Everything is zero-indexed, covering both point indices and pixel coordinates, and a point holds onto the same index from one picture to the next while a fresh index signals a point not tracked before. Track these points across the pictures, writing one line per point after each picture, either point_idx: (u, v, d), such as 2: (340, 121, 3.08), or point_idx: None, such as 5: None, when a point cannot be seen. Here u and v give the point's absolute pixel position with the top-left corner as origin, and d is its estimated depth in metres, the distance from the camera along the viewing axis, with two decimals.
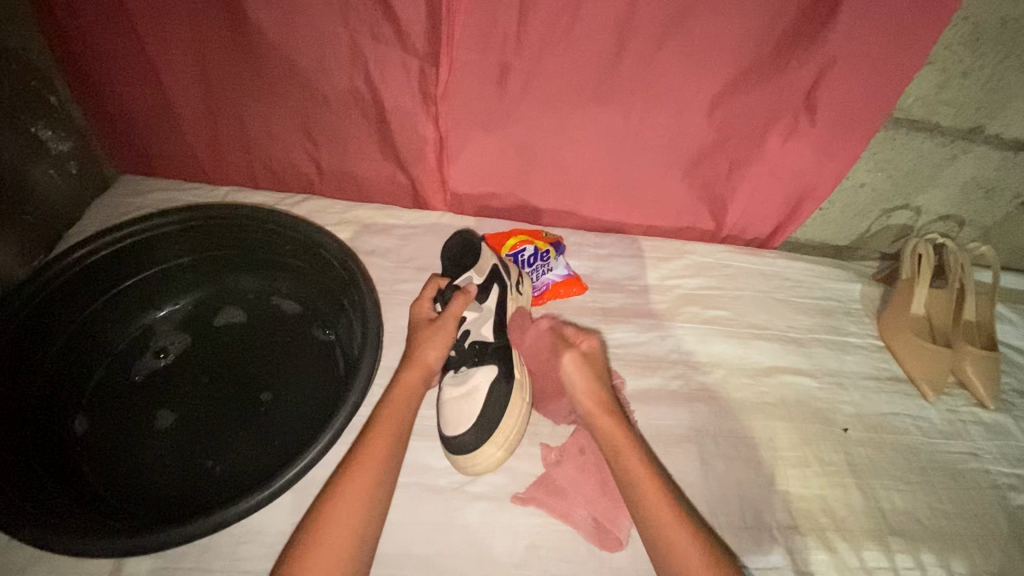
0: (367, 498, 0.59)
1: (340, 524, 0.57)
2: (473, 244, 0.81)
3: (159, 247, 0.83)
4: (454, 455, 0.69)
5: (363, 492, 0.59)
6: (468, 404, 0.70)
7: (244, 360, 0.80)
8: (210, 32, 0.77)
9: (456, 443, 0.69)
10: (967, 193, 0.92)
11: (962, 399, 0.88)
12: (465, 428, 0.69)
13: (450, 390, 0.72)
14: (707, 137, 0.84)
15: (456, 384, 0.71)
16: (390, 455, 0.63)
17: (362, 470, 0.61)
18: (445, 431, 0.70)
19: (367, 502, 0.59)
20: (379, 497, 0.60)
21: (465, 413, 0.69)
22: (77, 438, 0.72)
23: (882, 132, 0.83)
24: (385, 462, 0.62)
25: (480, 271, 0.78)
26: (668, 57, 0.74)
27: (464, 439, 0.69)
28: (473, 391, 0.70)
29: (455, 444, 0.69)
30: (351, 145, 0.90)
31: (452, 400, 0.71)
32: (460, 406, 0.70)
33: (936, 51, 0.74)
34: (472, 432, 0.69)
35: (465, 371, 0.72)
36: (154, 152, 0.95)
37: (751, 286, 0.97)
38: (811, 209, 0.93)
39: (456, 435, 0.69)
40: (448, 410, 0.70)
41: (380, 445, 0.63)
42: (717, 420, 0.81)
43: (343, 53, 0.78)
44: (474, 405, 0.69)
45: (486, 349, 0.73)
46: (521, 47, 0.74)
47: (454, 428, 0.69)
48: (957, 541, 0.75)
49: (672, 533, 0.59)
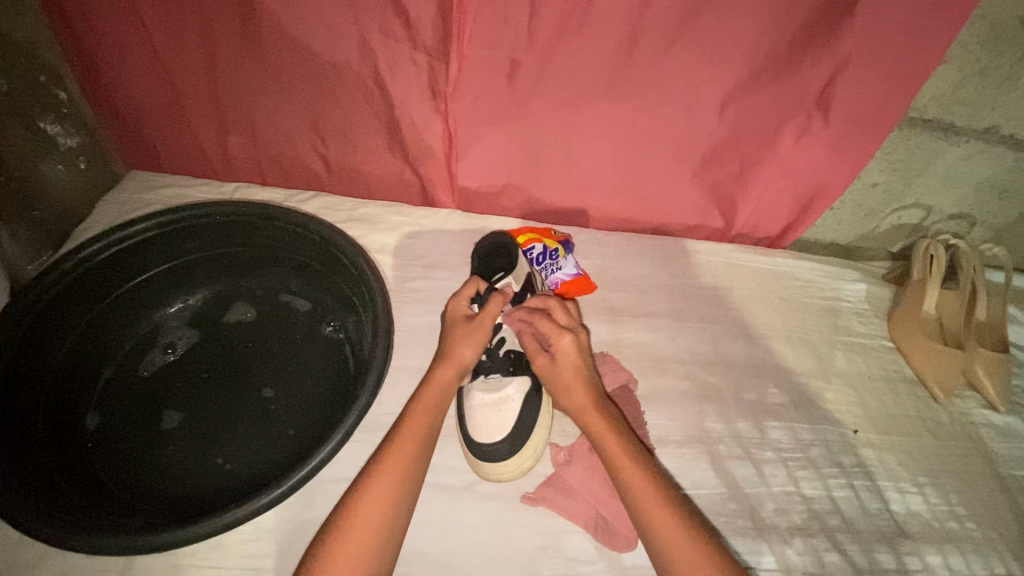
0: (389, 503, 0.58)
1: (362, 529, 0.56)
2: (505, 244, 0.80)
3: (168, 243, 0.83)
4: (480, 464, 0.69)
5: (385, 497, 0.59)
6: (502, 412, 0.69)
7: (251, 357, 0.80)
8: (221, 27, 0.77)
9: (488, 451, 0.68)
10: (980, 193, 0.91)
11: (973, 401, 0.88)
12: (500, 436, 0.69)
13: (479, 397, 0.71)
14: (720, 134, 0.83)
15: (486, 391, 0.71)
16: (415, 460, 0.62)
17: (385, 474, 0.60)
18: (474, 437, 0.69)
19: (394, 496, 0.59)
20: (402, 503, 0.60)
21: (500, 421, 0.69)
22: (88, 436, 0.72)
23: (897, 131, 0.83)
24: (410, 468, 0.61)
25: (517, 279, 0.77)
26: (680, 53, 0.74)
27: (496, 448, 0.68)
28: (507, 400, 0.70)
29: (488, 452, 0.68)
30: (359, 141, 0.89)
31: (482, 409, 0.70)
32: (494, 415, 0.69)
33: (953, 50, 0.73)
34: (504, 441, 0.68)
35: (498, 379, 0.72)
36: (161, 148, 0.95)
37: (761, 286, 0.96)
38: (823, 208, 0.93)
39: (490, 443, 0.68)
40: (479, 417, 0.69)
41: (406, 449, 0.62)
42: (724, 420, 0.80)
43: (353, 49, 0.77)
44: (509, 414, 0.69)
45: (522, 362, 0.74)
46: (532, 43, 0.74)
47: (486, 436, 0.69)
48: (967, 545, 0.75)
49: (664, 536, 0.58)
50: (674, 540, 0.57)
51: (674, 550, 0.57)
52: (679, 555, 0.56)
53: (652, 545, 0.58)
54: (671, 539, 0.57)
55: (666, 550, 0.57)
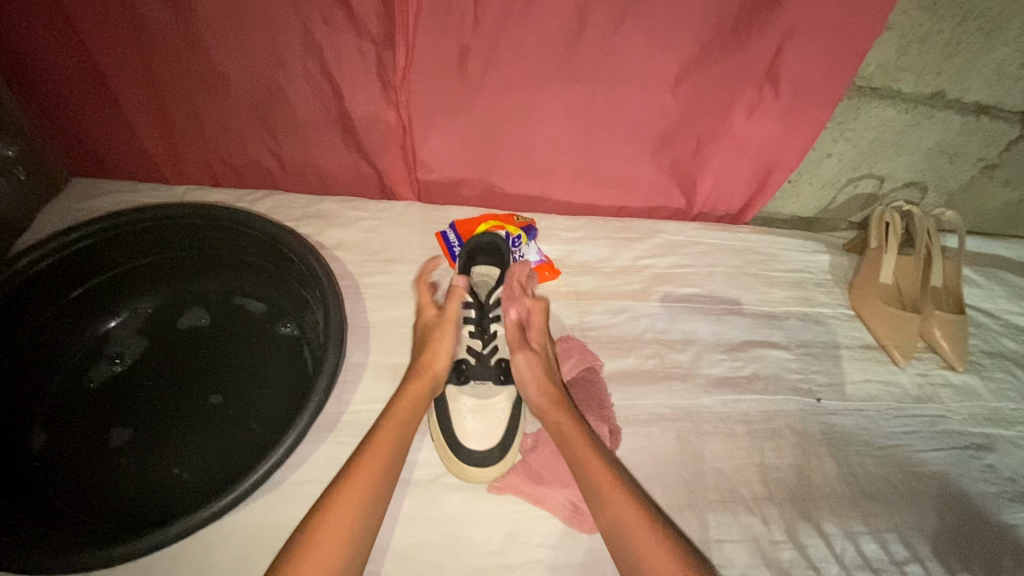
0: (359, 515, 0.57)
1: (328, 544, 0.54)
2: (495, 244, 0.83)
3: (111, 249, 0.80)
4: (468, 467, 0.68)
5: (355, 510, 0.57)
6: (490, 419, 0.71)
7: (202, 361, 0.78)
8: (154, 23, 0.74)
9: (478, 457, 0.69)
10: (932, 159, 0.93)
11: (931, 362, 0.90)
12: (490, 444, 0.69)
13: (468, 402, 0.72)
14: (675, 111, 0.83)
15: (476, 397, 0.72)
16: (387, 470, 0.61)
17: (354, 485, 0.58)
18: (465, 442, 0.69)
19: (375, 486, 0.59)
20: (371, 515, 0.58)
21: (493, 428, 0.70)
22: (35, 454, 0.70)
23: (847, 100, 0.83)
24: (380, 478, 0.60)
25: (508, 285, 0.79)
26: (629, 31, 0.73)
27: (486, 453, 0.69)
28: (496, 408, 0.72)
29: (477, 458, 0.69)
30: (311, 136, 0.87)
31: (470, 415, 0.71)
32: (483, 422, 0.71)
33: (895, 16, 0.74)
34: (497, 448, 0.69)
35: (487, 386, 0.73)
36: (106, 152, 0.91)
37: (723, 262, 0.97)
38: (780, 181, 0.93)
39: (480, 449, 0.69)
40: (468, 423, 0.70)
41: (378, 459, 0.61)
42: (690, 397, 0.81)
43: (295, 40, 0.75)
44: (498, 421, 0.71)
45: (512, 371, 0.75)
46: (478, 27, 0.72)
47: (479, 442, 0.69)
48: (928, 501, 0.76)
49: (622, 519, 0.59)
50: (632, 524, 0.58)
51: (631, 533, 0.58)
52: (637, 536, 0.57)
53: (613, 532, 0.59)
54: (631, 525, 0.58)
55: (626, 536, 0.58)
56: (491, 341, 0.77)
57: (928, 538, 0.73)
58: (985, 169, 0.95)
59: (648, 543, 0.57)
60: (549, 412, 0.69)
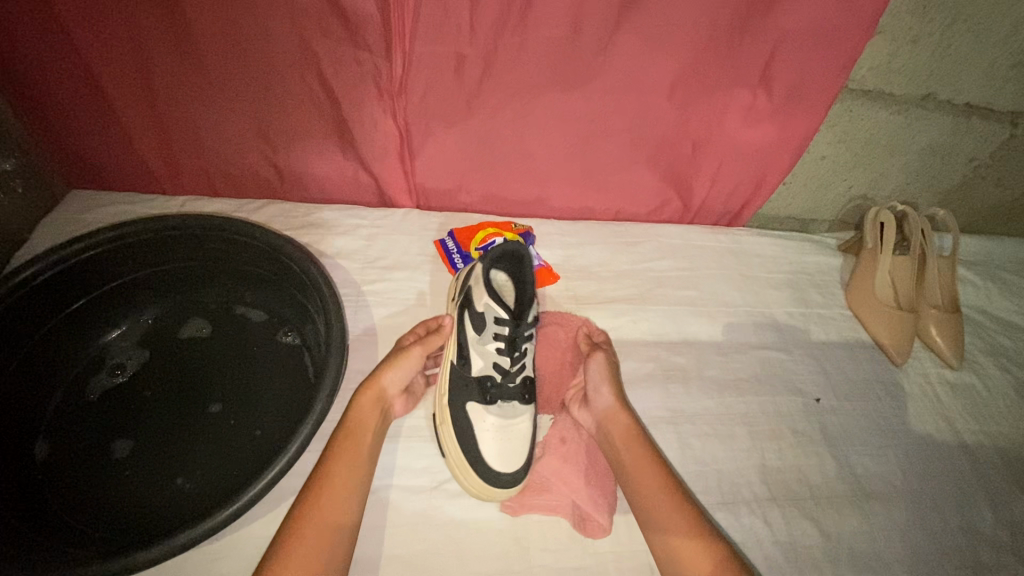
0: (335, 528, 0.57)
1: (308, 561, 0.54)
2: (517, 256, 0.72)
3: (110, 261, 0.80)
4: (496, 489, 0.66)
5: (330, 524, 0.57)
6: (516, 441, 0.69)
7: (204, 371, 0.78)
8: (152, 36, 0.74)
9: (505, 479, 0.67)
10: (924, 160, 0.94)
11: (928, 361, 0.91)
12: (518, 466, 0.68)
13: (494, 422, 0.69)
14: (671, 117, 0.84)
15: (502, 417, 0.70)
16: (356, 479, 0.61)
17: (338, 467, 0.61)
18: (493, 465, 0.67)
19: (356, 467, 0.62)
20: (347, 526, 0.58)
21: (518, 448, 0.69)
22: (37, 468, 0.69)
23: (840, 103, 0.84)
24: (359, 463, 0.62)
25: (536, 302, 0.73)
26: (624, 38, 0.74)
27: (513, 475, 0.67)
28: (519, 429, 0.70)
29: (504, 480, 0.67)
30: (309, 146, 0.88)
31: (496, 437, 0.68)
32: (510, 444, 0.69)
33: (885, 20, 0.75)
34: (522, 469, 0.68)
35: (513, 407, 0.71)
36: (104, 165, 0.92)
37: (720, 264, 0.98)
38: (775, 183, 0.94)
39: (508, 472, 0.67)
40: (495, 445, 0.68)
41: (350, 455, 0.62)
42: (690, 399, 0.81)
43: (292, 51, 0.75)
44: (523, 442, 0.69)
45: (529, 388, 0.74)
46: (474, 36, 0.73)
47: (506, 463, 0.67)
48: (929, 499, 0.77)
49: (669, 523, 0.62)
50: (678, 531, 0.61)
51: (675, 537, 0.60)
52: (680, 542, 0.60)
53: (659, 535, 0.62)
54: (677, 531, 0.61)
55: (671, 540, 0.60)
56: (521, 359, 0.73)
57: (929, 536, 0.73)
58: (977, 169, 0.96)
59: (692, 548, 0.59)
60: (612, 415, 0.71)
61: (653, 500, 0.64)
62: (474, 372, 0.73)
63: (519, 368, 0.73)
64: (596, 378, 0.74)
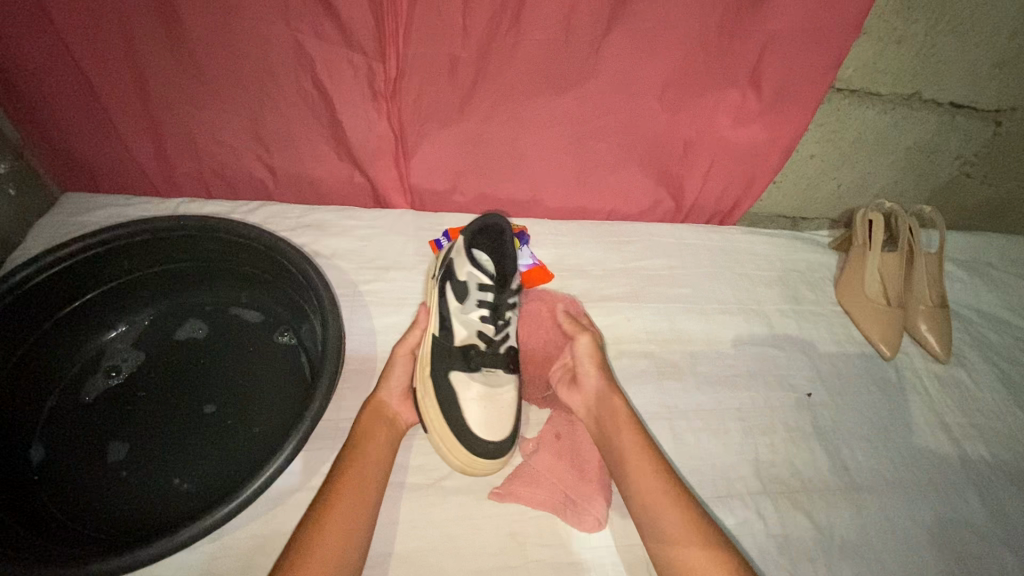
0: (354, 521, 0.59)
1: (326, 557, 0.55)
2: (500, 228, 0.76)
3: (105, 262, 0.80)
4: (483, 460, 0.68)
5: (349, 516, 0.59)
6: (500, 409, 0.71)
7: (200, 372, 0.79)
8: (145, 37, 0.74)
9: (492, 448, 0.68)
10: (911, 158, 0.96)
11: (917, 355, 0.92)
12: (501, 435, 0.69)
13: (479, 390, 0.70)
14: (662, 117, 0.85)
15: (486, 385, 0.71)
16: (372, 480, 0.63)
17: (361, 459, 0.64)
18: (478, 434, 0.68)
19: (378, 461, 0.65)
20: (362, 526, 0.59)
21: (502, 418, 0.70)
22: (34, 470, 0.69)
23: (827, 103, 0.86)
24: (379, 458, 0.65)
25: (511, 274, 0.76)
26: (616, 39, 0.75)
27: (499, 445, 0.69)
28: (504, 398, 0.72)
29: (490, 449, 0.68)
30: (304, 147, 0.88)
31: (481, 405, 0.70)
32: (494, 411, 0.70)
33: (871, 21, 0.76)
34: (507, 439, 0.70)
35: (498, 375, 0.73)
36: (98, 167, 0.92)
37: (712, 262, 0.99)
38: (765, 182, 0.96)
39: (492, 440, 0.69)
40: (481, 414, 0.69)
41: (372, 449, 0.65)
42: (684, 395, 0.82)
43: (286, 53, 0.76)
44: (507, 411, 0.71)
45: (514, 358, 0.77)
46: (467, 38, 0.74)
47: (491, 433, 0.69)
48: (918, 492, 0.78)
49: (653, 497, 0.63)
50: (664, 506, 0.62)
51: (660, 513, 0.62)
52: (664, 518, 0.62)
53: (642, 507, 0.64)
54: (663, 508, 0.62)
55: (656, 514, 0.62)
56: (504, 328, 0.76)
57: (920, 527, 0.75)
58: (962, 167, 0.98)
59: (678, 523, 0.61)
60: (605, 394, 0.73)
61: (639, 474, 0.65)
62: (456, 341, 0.73)
63: (502, 338, 0.76)
64: (584, 356, 0.77)
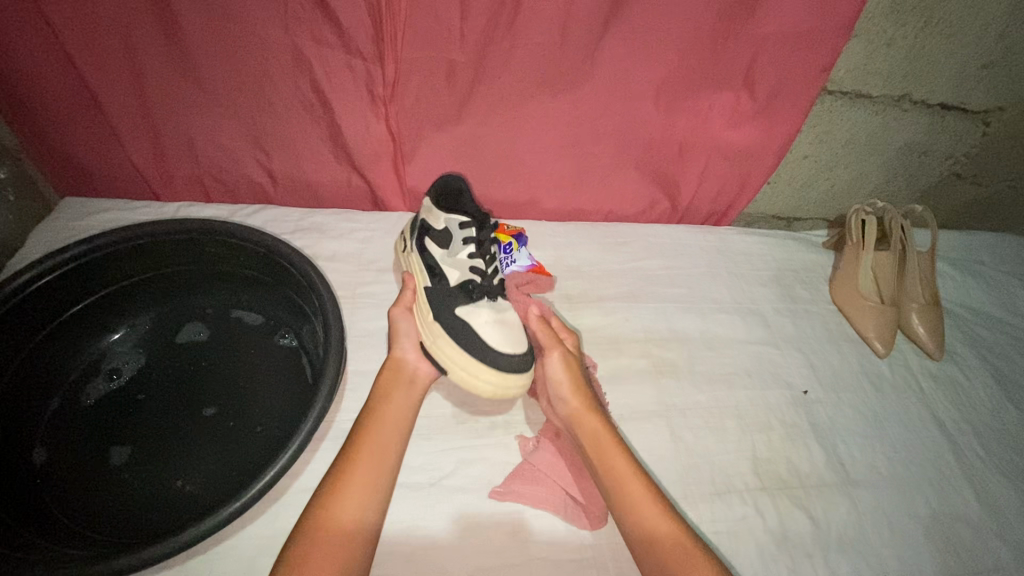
0: (366, 498, 0.59)
1: (337, 531, 0.56)
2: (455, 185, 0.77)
3: (106, 265, 0.80)
4: (515, 375, 0.69)
5: (360, 493, 0.59)
6: (511, 326, 0.72)
7: (201, 374, 0.79)
8: (146, 44, 0.75)
9: (519, 360, 0.70)
10: (903, 158, 0.97)
11: (911, 352, 0.94)
12: (523, 347, 0.71)
13: (486, 314, 0.71)
14: (658, 118, 0.86)
15: (492, 309, 0.72)
16: (386, 456, 0.63)
17: (375, 434, 0.64)
18: (502, 351, 0.69)
19: (393, 436, 0.65)
20: (374, 501, 0.60)
21: (518, 334, 0.72)
22: (35, 472, 0.69)
23: (819, 104, 0.87)
24: (395, 434, 0.65)
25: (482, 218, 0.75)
26: (611, 43, 0.76)
27: (523, 357, 0.70)
28: (511, 317, 0.73)
29: (519, 361, 0.69)
30: (303, 151, 0.89)
31: (495, 326, 0.70)
32: (509, 329, 0.71)
33: (861, 23, 0.78)
34: (527, 353, 0.72)
35: (500, 302, 0.74)
36: (97, 172, 0.92)
37: (708, 262, 1.00)
38: (759, 183, 0.97)
39: (517, 352, 0.70)
40: (497, 333, 0.70)
41: (387, 423, 0.65)
42: (681, 394, 0.83)
43: (286, 58, 0.77)
44: (518, 328, 0.73)
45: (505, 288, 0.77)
46: (465, 41, 0.74)
47: (513, 348, 0.70)
48: (914, 486, 0.79)
49: (652, 525, 0.61)
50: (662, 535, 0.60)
51: (658, 540, 0.60)
52: (662, 546, 0.59)
53: (639, 537, 0.61)
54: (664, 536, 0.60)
55: (655, 544, 0.60)
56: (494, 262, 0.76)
57: (914, 522, 0.76)
58: (952, 166, 1.00)
59: (680, 551, 0.59)
60: (584, 415, 0.70)
61: (634, 502, 0.63)
62: (451, 283, 0.74)
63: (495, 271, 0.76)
64: (558, 377, 0.72)
